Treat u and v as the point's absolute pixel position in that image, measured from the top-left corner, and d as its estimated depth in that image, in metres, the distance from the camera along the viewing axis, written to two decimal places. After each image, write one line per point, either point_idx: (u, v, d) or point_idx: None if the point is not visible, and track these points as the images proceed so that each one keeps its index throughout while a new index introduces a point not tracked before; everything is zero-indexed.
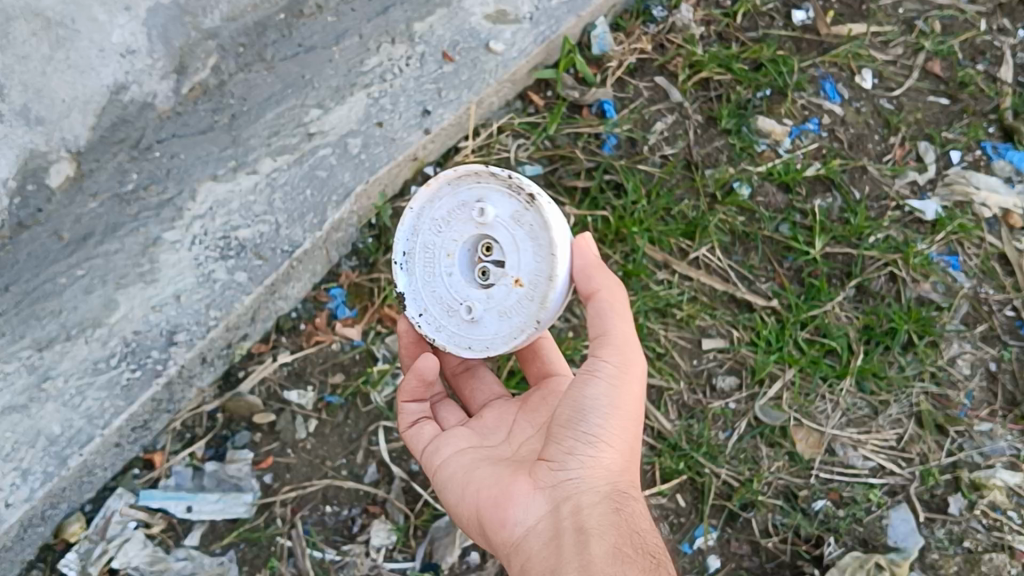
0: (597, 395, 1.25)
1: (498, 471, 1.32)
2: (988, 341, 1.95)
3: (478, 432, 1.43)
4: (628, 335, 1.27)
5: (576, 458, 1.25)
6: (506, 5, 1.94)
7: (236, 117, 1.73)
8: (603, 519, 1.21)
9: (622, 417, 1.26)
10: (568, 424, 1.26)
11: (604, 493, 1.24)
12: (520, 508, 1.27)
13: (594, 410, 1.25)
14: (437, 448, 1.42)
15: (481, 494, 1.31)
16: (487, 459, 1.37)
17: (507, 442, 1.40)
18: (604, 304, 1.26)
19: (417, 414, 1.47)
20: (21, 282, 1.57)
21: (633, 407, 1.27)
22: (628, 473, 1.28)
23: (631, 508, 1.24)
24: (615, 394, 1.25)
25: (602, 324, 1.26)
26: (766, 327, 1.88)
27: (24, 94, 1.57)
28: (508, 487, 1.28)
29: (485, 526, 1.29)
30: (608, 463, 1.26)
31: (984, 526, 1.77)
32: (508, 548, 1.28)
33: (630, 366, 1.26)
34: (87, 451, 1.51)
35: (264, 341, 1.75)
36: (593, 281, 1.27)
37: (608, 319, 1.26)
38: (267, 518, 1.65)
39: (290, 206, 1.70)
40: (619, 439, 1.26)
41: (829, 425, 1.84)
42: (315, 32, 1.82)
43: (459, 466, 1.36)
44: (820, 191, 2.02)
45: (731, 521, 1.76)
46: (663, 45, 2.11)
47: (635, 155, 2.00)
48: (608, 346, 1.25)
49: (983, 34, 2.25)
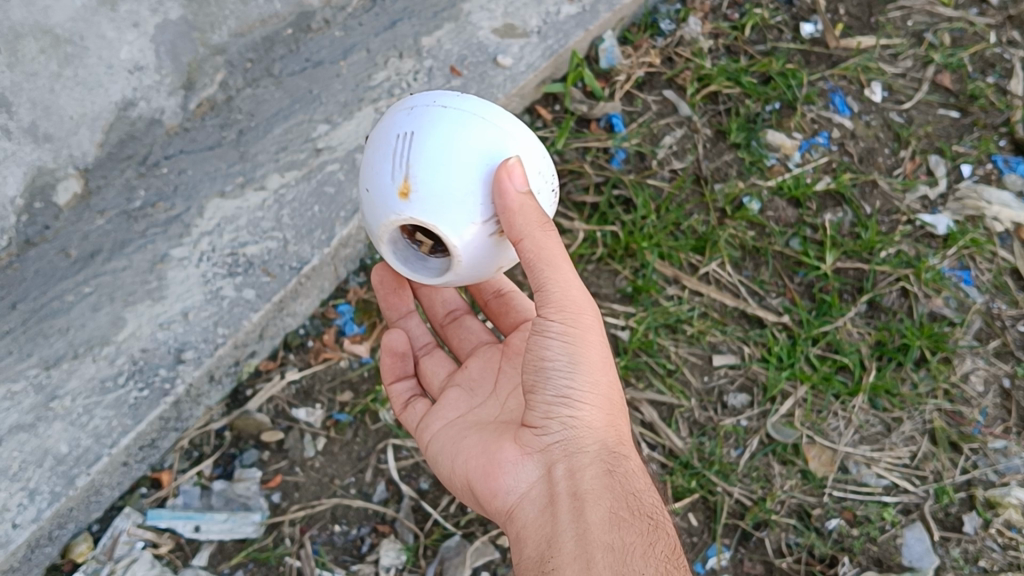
0: (558, 355, 1.26)
1: (483, 437, 1.36)
2: (1002, 357, 1.92)
3: (466, 395, 1.46)
4: (572, 283, 1.24)
5: (554, 422, 1.28)
6: (514, 20, 1.97)
7: (244, 132, 1.74)
8: (596, 482, 1.25)
9: (591, 371, 1.28)
10: (535, 388, 1.28)
11: (593, 456, 1.28)
12: (511, 475, 1.31)
13: (557, 370, 1.27)
14: (426, 421, 1.45)
15: (469, 461, 1.35)
16: (475, 424, 1.40)
17: (492, 400, 1.43)
18: (536, 259, 1.20)
19: (404, 393, 1.52)
20: (29, 300, 1.55)
21: (600, 357, 1.29)
22: (613, 427, 1.32)
23: (623, 469, 1.28)
24: (574, 350, 1.26)
25: (541, 281, 1.22)
26: (777, 344, 1.87)
27: (33, 112, 1.53)
28: (496, 455, 1.32)
29: (481, 497, 1.34)
30: (588, 421, 1.29)
31: (999, 545, 1.74)
32: (505, 515, 1.32)
33: (582, 316, 1.26)
34: (95, 470, 1.49)
35: (272, 359, 1.75)
36: (518, 228, 1.16)
37: (543, 271, 1.22)
38: (276, 538, 1.62)
39: (298, 222, 1.70)
40: (593, 396, 1.29)
41: (843, 442, 1.81)
42: (323, 46, 1.84)
43: (447, 440, 1.40)
44: (830, 207, 2.02)
45: (745, 541, 1.73)
46: (672, 58, 2.12)
47: (644, 170, 1.99)
48: (559, 305, 1.24)
49: (992, 46, 2.26)
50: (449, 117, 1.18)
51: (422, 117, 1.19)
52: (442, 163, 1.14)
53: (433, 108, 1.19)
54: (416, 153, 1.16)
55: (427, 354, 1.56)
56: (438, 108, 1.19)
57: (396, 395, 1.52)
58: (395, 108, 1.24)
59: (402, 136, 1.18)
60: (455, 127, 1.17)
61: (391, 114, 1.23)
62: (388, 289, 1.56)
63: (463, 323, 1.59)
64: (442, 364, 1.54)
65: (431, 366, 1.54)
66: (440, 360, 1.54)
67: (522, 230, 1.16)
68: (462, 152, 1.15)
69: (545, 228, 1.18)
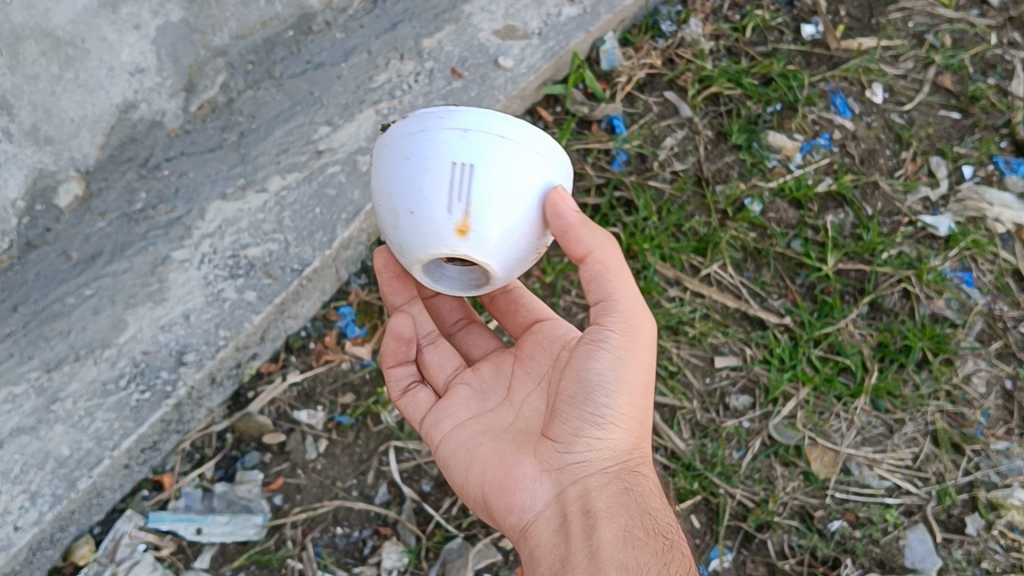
0: (603, 371, 1.26)
1: (501, 447, 1.34)
2: (1004, 358, 1.92)
3: (477, 397, 1.44)
4: (634, 295, 1.27)
5: (581, 441, 1.28)
6: (515, 21, 1.96)
7: (245, 134, 1.74)
8: (612, 501, 1.26)
9: (631, 394, 1.28)
10: (572, 401, 1.28)
11: (612, 476, 1.29)
12: (528, 492, 1.30)
13: (600, 387, 1.26)
14: (436, 418, 1.43)
15: (486, 472, 1.33)
16: (489, 430, 1.39)
17: (507, 404, 1.43)
18: (603, 270, 1.24)
19: (405, 381, 1.49)
20: (30, 302, 1.55)
21: (642, 379, 1.29)
22: (637, 448, 1.34)
23: (640, 488, 1.30)
24: (621, 368, 1.26)
25: (605, 288, 1.25)
26: (779, 345, 1.87)
27: (33, 114, 1.53)
28: (514, 470, 1.31)
29: (494, 510, 1.33)
30: (615, 440, 1.30)
31: (1002, 547, 1.74)
32: (518, 532, 1.31)
33: (637, 334, 1.26)
34: (97, 473, 1.49)
35: (274, 361, 1.74)
36: (584, 241, 1.22)
37: (611, 281, 1.25)
38: (278, 540, 1.62)
39: (299, 224, 1.70)
40: (626, 418, 1.29)
41: (845, 443, 1.81)
42: (325, 48, 1.84)
43: (460, 443, 1.38)
44: (832, 208, 2.01)
45: (748, 543, 1.73)
46: (673, 60, 2.12)
47: (646, 171, 1.99)
48: (621, 316, 1.25)
49: (993, 48, 2.26)
50: (507, 152, 1.13)
51: (477, 145, 1.12)
52: (500, 213, 1.13)
53: (487, 136, 1.12)
54: (475, 190, 1.11)
55: (432, 344, 1.51)
56: (493, 137, 1.13)
57: (396, 380, 1.48)
58: (442, 115, 1.14)
59: (458, 167, 1.11)
60: (513, 168, 1.13)
61: (430, 127, 1.14)
62: (391, 275, 1.48)
63: (473, 332, 1.58)
64: (449, 359, 1.51)
65: (436, 359, 1.51)
66: (447, 355, 1.51)
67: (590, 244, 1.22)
68: (518, 194, 1.14)
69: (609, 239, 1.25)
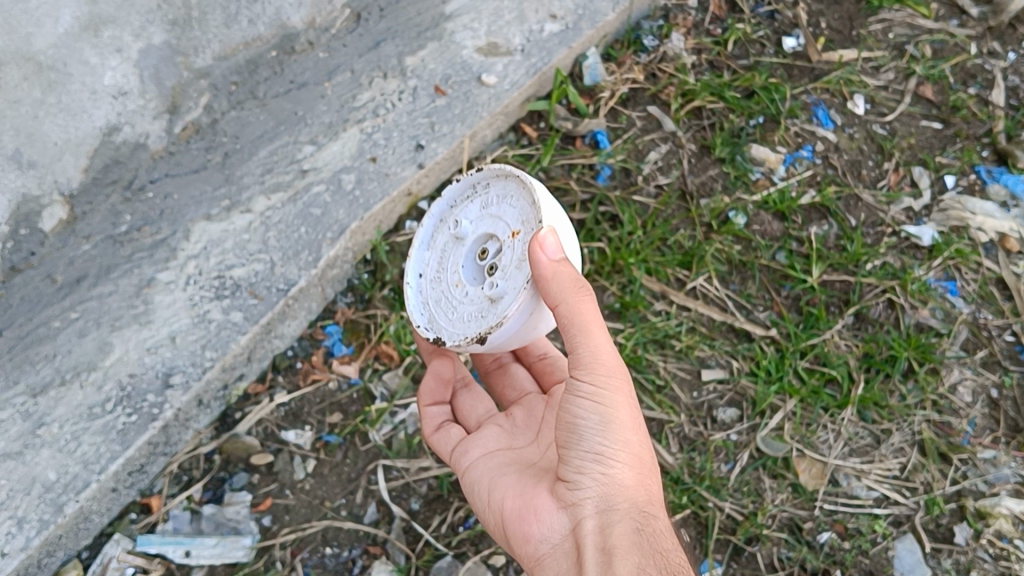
0: (588, 414, 1.21)
1: (521, 480, 1.34)
2: (989, 366, 1.90)
3: (506, 434, 1.46)
4: (605, 346, 1.20)
5: (585, 478, 1.23)
6: (497, 38, 2.00)
7: (229, 155, 1.77)
8: (623, 536, 1.19)
9: (623, 430, 1.22)
10: (568, 444, 1.23)
11: (624, 513, 1.21)
12: (545, 524, 1.27)
13: (589, 428, 1.22)
14: (464, 448, 1.45)
15: (505, 501, 1.33)
16: (513, 464, 1.39)
17: (534, 443, 1.41)
18: (570, 324, 1.17)
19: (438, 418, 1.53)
20: (15, 327, 1.55)
21: (632, 420, 1.23)
22: (646, 486, 1.25)
23: (654, 528, 1.21)
24: (607, 409, 1.21)
25: (574, 344, 1.19)
26: (766, 357, 1.85)
27: (16, 139, 1.50)
28: (532, 502, 1.29)
29: (514, 541, 1.31)
30: (623, 478, 1.23)
31: (991, 556, 1.69)
32: (536, 562, 1.29)
33: (615, 380, 1.21)
34: (84, 497, 1.47)
35: (261, 382, 1.73)
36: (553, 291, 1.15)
37: (576, 337, 1.18)
38: (266, 561, 1.59)
39: (284, 244, 1.72)
40: (627, 453, 1.23)
41: (833, 454, 1.77)
42: (307, 68, 1.88)
43: (484, 470, 1.40)
44: (816, 219, 2.03)
45: (737, 556, 1.68)
46: (655, 74, 2.17)
47: (629, 186, 2.02)
48: (591, 367, 1.20)
49: (973, 57, 2.30)
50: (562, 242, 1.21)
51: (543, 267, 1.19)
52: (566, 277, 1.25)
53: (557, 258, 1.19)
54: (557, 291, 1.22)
55: (466, 389, 1.57)
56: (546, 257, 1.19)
57: (430, 418, 1.53)
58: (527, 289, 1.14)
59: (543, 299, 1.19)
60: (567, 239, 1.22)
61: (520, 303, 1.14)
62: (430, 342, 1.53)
63: (509, 372, 1.60)
64: (480, 402, 1.56)
65: (469, 403, 1.56)
66: (480, 398, 1.56)
67: (558, 296, 1.15)
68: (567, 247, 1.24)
69: (580, 294, 1.16)
